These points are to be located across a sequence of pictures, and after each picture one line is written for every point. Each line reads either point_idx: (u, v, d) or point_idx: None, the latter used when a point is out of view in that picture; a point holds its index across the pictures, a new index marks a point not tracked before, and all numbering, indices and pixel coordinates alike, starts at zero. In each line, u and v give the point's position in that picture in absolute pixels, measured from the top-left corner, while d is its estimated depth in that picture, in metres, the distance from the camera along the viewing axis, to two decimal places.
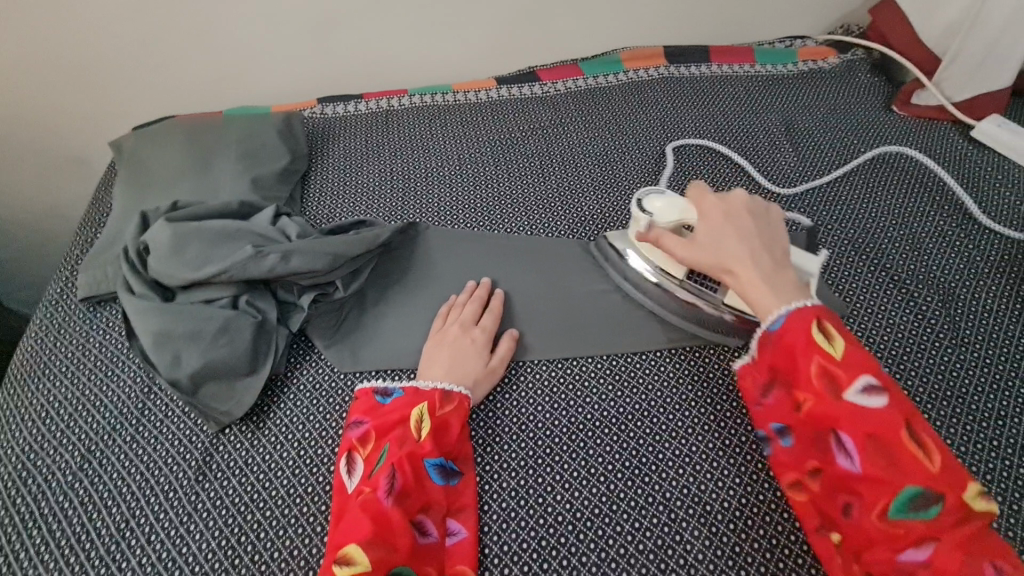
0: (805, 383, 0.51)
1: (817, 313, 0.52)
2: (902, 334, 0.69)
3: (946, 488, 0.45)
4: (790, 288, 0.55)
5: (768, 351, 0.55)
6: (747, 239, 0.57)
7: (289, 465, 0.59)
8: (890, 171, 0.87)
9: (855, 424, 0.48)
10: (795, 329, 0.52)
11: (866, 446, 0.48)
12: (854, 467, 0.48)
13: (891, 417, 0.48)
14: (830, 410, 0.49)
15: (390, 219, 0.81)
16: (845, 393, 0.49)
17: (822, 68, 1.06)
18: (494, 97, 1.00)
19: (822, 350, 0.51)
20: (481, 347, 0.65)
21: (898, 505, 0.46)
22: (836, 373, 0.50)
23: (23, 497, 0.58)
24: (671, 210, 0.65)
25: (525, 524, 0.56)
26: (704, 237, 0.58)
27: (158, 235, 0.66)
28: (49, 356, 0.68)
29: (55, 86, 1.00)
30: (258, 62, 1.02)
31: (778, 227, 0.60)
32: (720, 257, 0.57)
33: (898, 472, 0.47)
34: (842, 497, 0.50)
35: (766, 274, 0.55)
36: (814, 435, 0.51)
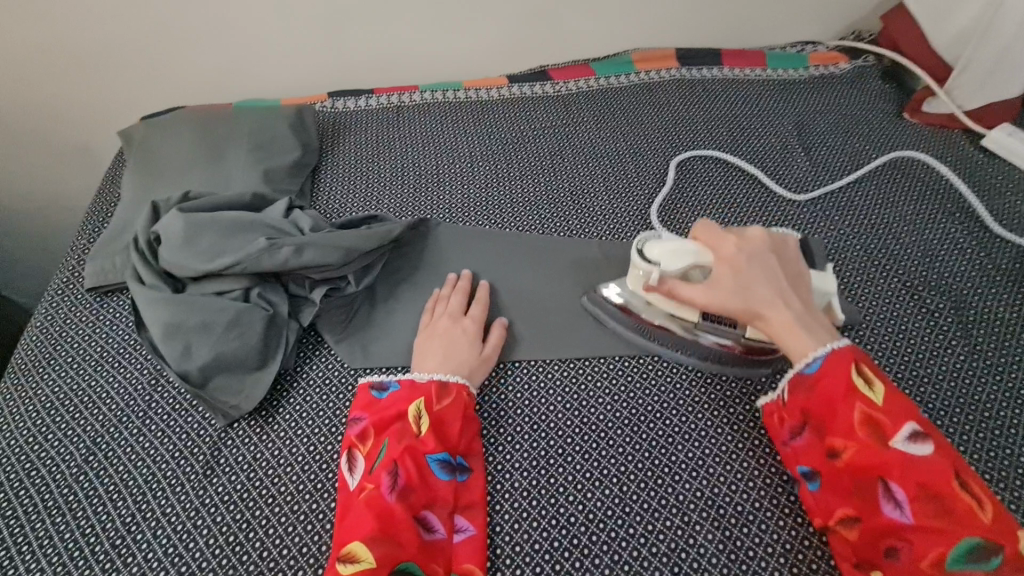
0: (844, 431, 0.52)
1: (853, 357, 0.54)
2: (915, 341, 0.69)
3: (1004, 537, 0.44)
4: (821, 328, 0.57)
5: (803, 396, 0.56)
6: (775, 282, 0.58)
7: (299, 461, 0.58)
8: (902, 178, 0.87)
9: (903, 471, 0.48)
10: (832, 376, 0.54)
11: (919, 496, 0.47)
12: (904, 516, 0.47)
13: (939, 464, 0.48)
14: (875, 456, 0.50)
15: (401, 215, 0.80)
16: (890, 440, 0.50)
17: (834, 73, 1.06)
18: (506, 95, 1.00)
19: (864, 397, 0.52)
20: (472, 337, 0.64)
21: (957, 556, 0.45)
22: (879, 420, 0.51)
23: (26, 488, 0.57)
24: (679, 257, 0.60)
25: (537, 524, 0.56)
26: (731, 281, 0.58)
27: (170, 226, 0.65)
28: (55, 345, 0.67)
29: (63, 74, 0.99)
30: (269, 54, 1.02)
31: (796, 259, 0.62)
32: (752, 302, 0.58)
33: (954, 522, 0.46)
34: (892, 548, 0.48)
35: (798, 317, 0.57)
36: (857, 483, 0.51)
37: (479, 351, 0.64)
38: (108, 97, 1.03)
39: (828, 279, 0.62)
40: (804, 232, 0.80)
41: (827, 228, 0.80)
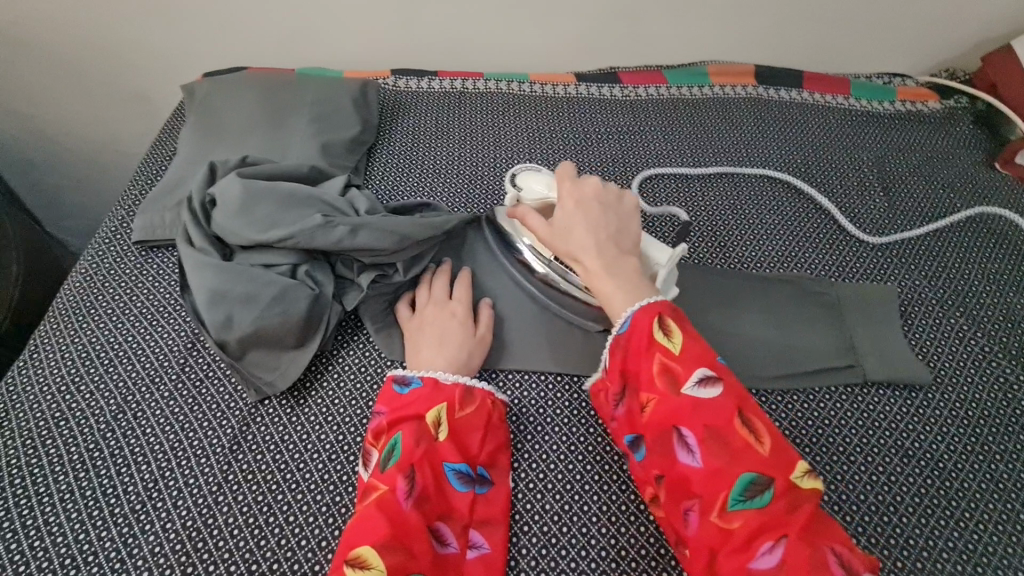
0: (648, 382, 0.52)
1: (662, 309, 0.54)
2: (988, 412, 0.64)
3: (776, 472, 0.46)
4: (631, 279, 0.56)
5: (618, 355, 0.55)
6: (595, 229, 0.58)
7: (327, 449, 0.56)
8: (988, 233, 0.81)
9: (693, 418, 0.49)
10: (640, 330, 0.53)
11: (705, 440, 0.48)
12: (696, 463, 0.48)
13: (724, 407, 0.49)
14: (672, 406, 0.50)
15: (454, 207, 0.78)
16: (682, 388, 0.50)
17: (922, 111, 0.99)
18: (573, 93, 0.96)
19: (664, 347, 0.52)
20: (462, 318, 0.62)
21: (735, 495, 0.46)
22: (675, 369, 0.51)
23: (54, 438, 0.57)
24: (537, 186, 0.66)
25: (567, 554, 0.52)
26: (560, 220, 0.60)
27: (227, 190, 0.64)
28: (96, 295, 0.67)
29: (131, 19, 0.98)
30: (337, 22, 0.99)
31: (630, 216, 0.62)
32: (572, 246, 0.58)
33: (734, 462, 0.47)
34: (685, 503, 0.49)
35: (611, 267, 0.57)
36: (657, 438, 0.51)
37: (474, 332, 0.62)
38: (173, 48, 1.02)
39: (662, 252, 0.63)
40: (876, 277, 0.75)
41: (902, 277, 0.75)
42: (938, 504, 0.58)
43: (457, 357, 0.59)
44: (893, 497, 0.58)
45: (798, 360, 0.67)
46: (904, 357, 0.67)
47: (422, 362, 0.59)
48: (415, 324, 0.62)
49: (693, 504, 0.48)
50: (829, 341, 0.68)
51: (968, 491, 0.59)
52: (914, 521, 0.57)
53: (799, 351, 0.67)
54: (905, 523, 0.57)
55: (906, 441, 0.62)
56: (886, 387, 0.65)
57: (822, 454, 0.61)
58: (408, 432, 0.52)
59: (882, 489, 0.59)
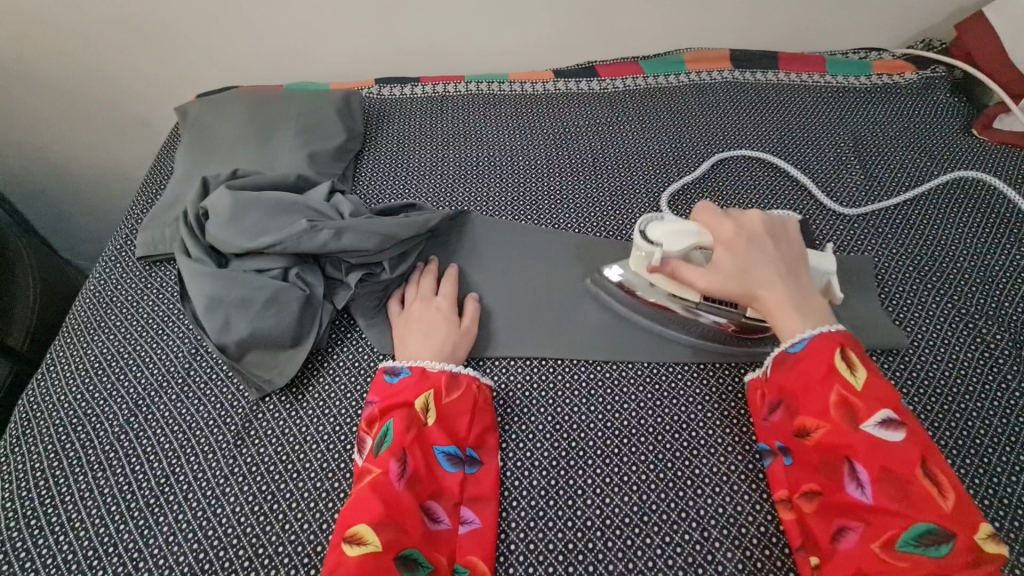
0: (819, 410, 0.53)
1: (843, 340, 0.55)
2: (965, 372, 0.65)
3: (958, 527, 0.46)
4: (817, 311, 0.59)
5: (784, 373, 0.57)
6: (773, 263, 0.60)
7: (325, 439, 0.59)
8: (966, 198, 0.82)
9: (869, 455, 0.50)
10: (817, 359, 0.55)
11: (881, 479, 0.49)
12: (867, 497, 0.49)
13: (908, 452, 0.49)
14: (845, 437, 0.51)
15: (439, 206, 0.81)
16: (862, 424, 0.51)
17: (898, 83, 1.00)
18: (551, 90, 0.99)
19: (844, 380, 0.53)
20: (447, 313, 0.65)
21: (907, 537, 0.47)
22: (855, 404, 0.52)
23: (71, 442, 0.61)
24: (680, 238, 0.63)
25: (552, 524, 0.55)
26: (731, 263, 0.60)
27: (219, 202, 0.68)
28: (105, 309, 0.71)
29: (128, 49, 1.02)
30: (322, 37, 1.03)
31: (796, 242, 0.64)
32: (752, 284, 0.59)
33: (910, 507, 0.48)
34: (843, 523, 0.50)
35: (798, 300, 0.59)
36: (822, 461, 0.53)
37: (458, 325, 0.64)
38: (167, 72, 1.07)
39: (825, 258, 0.64)
40: (853, 247, 0.77)
41: (879, 245, 0.77)
42: None
43: (443, 348, 0.62)
44: None
45: None
46: (878, 323, 0.69)
47: (409, 355, 0.62)
48: (402, 320, 0.65)
49: (854, 527, 0.50)
50: None
51: (945, 448, 0.60)
52: None
53: None
54: None
55: None
56: (864, 353, 0.67)
57: None
58: (399, 418, 0.55)
59: None
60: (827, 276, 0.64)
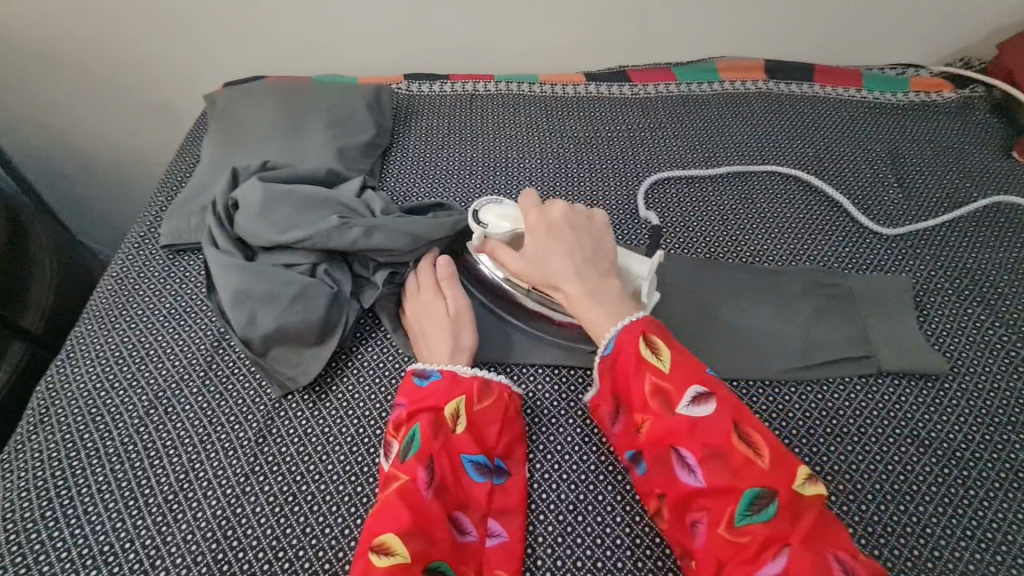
0: (639, 404, 0.53)
1: (644, 327, 0.55)
2: (1006, 402, 0.63)
3: (778, 483, 0.47)
4: (614, 298, 0.58)
5: (605, 379, 0.57)
6: (570, 253, 0.60)
7: (348, 441, 0.58)
8: (1006, 222, 0.80)
9: (690, 438, 0.50)
10: (624, 351, 0.55)
11: (704, 458, 0.49)
12: (698, 482, 0.49)
13: (719, 422, 0.50)
14: (667, 426, 0.51)
15: (467, 206, 0.79)
16: (676, 407, 0.52)
17: (936, 100, 0.98)
18: (582, 93, 0.97)
19: (652, 367, 0.53)
20: (438, 307, 0.63)
21: (741, 510, 0.47)
22: (666, 389, 0.52)
23: (91, 433, 0.60)
24: (502, 221, 0.64)
25: (582, 541, 0.53)
26: (533, 253, 0.61)
27: (249, 194, 0.67)
28: (128, 297, 0.70)
29: (157, 34, 1.02)
30: (351, 30, 1.02)
31: (602, 234, 0.63)
32: (551, 275, 0.60)
33: (735, 478, 0.48)
34: (692, 518, 0.50)
35: (593, 290, 0.58)
36: (656, 456, 0.52)
37: (450, 314, 0.62)
38: (193, 59, 1.06)
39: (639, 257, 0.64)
40: (890, 268, 0.75)
41: (916, 267, 0.75)
42: (955, 492, 0.58)
43: (445, 346, 0.60)
44: (908, 485, 0.58)
45: (810, 351, 0.67)
46: (917, 346, 0.67)
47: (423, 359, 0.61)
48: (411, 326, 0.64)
49: (700, 518, 0.49)
50: (843, 332, 0.68)
51: (987, 480, 0.58)
52: (932, 510, 0.56)
53: (813, 341, 0.68)
54: (921, 511, 0.56)
55: (922, 431, 0.61)
56: (901, 377, 0.65)
57: (837, 444, 0.61)
58: (426, 424, 0.54)
59: (897, 478, 0.58)
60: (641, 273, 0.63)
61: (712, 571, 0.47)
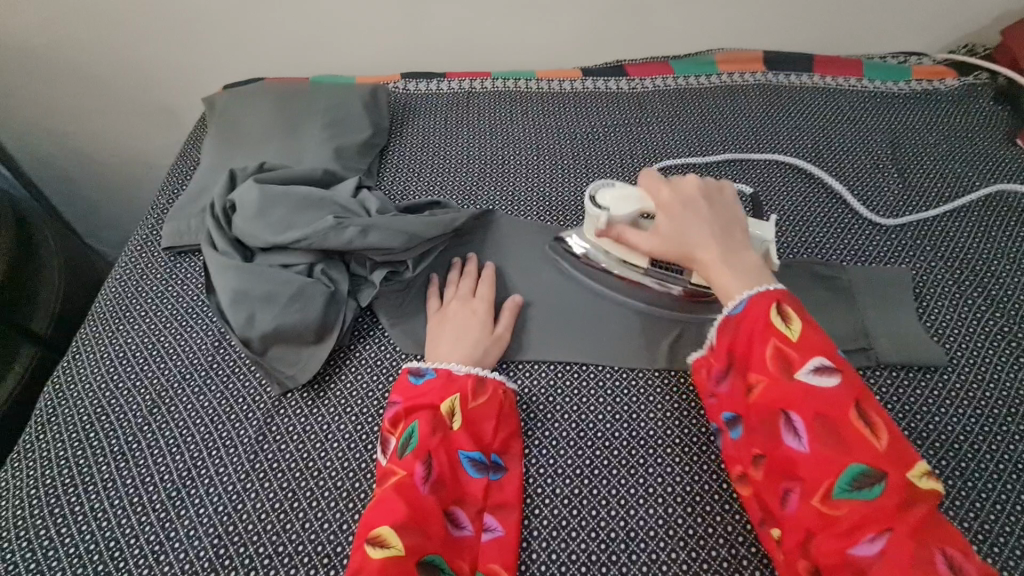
0: (757, 364, 0.52)
1: (779, 296, 0.54)
2: (1007, 394, 0.63)
3: (890, 468, 0.46)
4: (751, 265, 0.58)
5: (723, 338, 0.56)
6: (708, 225, 0.60)
7: (346, 438, 0.59)
8: (1009, 211, 0.79)
9: (805, 403, 0.49)
10: (754, 313, 0.54)
11: (817, 426, 0.48)
12: (803, 447, 0.48)
13: (841, 397, 0.49)
14: (781, 389, 0.50)
15: (464, 204, 0.80)
16: (796, 373, 0.51)
17: (938, 88, 0.97)
18: (579, 89, 0.97)
19: (779, 333, 0.52)
20: (482, 317, 0.64)
21: (842, 484, 0.46)
22: (790, 354, 0.51)
23: (96, 432, 0.61)
24: (625, 202, 0.65)
25: (575, 535, 0.54)
26: (667, 225, 0.61)
27: (246, 195, 0.68)
28: (131, 299, 0.71)
29: (159, 38, 1.03)
30: (349, 30, 1.02)
31: (732, 204, 0.63)
32: (686, 246, 0.59)
33: (845, 452, 0.47)
34: (787, 482, 0.49)
35: (729, 257, 0.58)
36: (762, 417, 0.51)
37: (492, 331, 0.64)
38: (194, 62, 1.07)
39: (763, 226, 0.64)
40: (889, 259, 0.74)
41: (916, 258, 0.74)
42: (953, 484, 0.57)
43: (470, 351, 0.61)
44: None
45: None
46: (916, 338, 0.66)
47: (440, 353, 0.61)
48: (437, 320, 0.64)
49: (797, 486, 0.48)
50: (840, 324, 0.68)
51: (984, 471, 0.58)
52: None
53: None
54: None
55: (920, 423, 0.61)
56: (900, 369, 0.65)
57: None
58: (424, 421, 0.55)
59: None
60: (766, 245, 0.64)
61: (797, 537, 0.48)
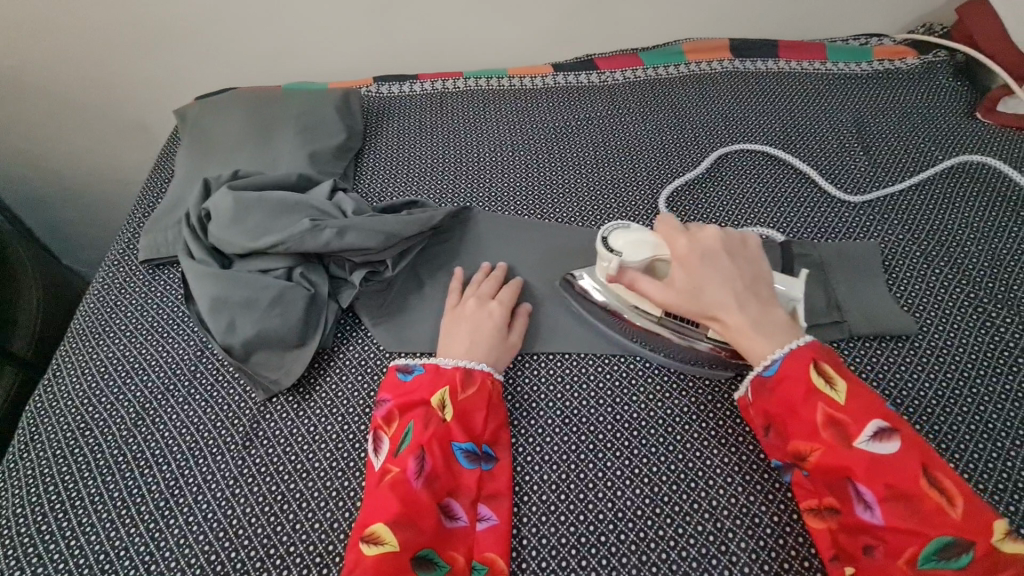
0: (809, 433, 0.51)
1: (814, 354, 0.53)
2: (976, 358, 0.65)
3: (974, 533, 0.45)
4: (779, 327, 0.56)
5: (766, 399, 0.55)
6: (730, 281, 0.58)
7: (334, 439, 0.59)
8: (971, 181, 0.81)
9: (870, 473, 0.48)
10: (795, 378, 0.53)
11: (886, 496, 0.47)
12: (875, 518, 0.47)
13: (906, 463, 0.47)
14: (841, 459, 0.49)
15: (441, 202, 0.80)
16: (855, 441, 0.49)
17: (899, 68, 0.99)
18: (551, 84, 0.98)
19: (826, 396, 0.51)
20: (499, 321, 0.64)
21: (927, 553, 0.45)
22: (842, 421, 0.50)
23: (80, 447, 0.61)
24: (640, 247, 0.61)
25: (565, 519, 0.55)
26: (685, 281, 0.59)
27: (220, 203, 0.68)
28: (109, 313, 0.71)
29: (127, 54, 1.02)
30: (318, 36, 1.02)
31: (756, 259, 0.62)
32: (707, 304, 0.58)
33: (921, 521, 0.46)
34: (864, 548, 0.48)
35: (755, 317, 0.56)
36: (826, 485, 0.50)
37: (505, 337, 0.64)
38: (165, 76, 1.06)
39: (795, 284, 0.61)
40: (858, 235, 0.76)
41: (884, 232, 0.76)
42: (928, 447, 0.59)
43: (483, 355, 0.61)
44: None
45: None
46: (886, 309, 0.68)
47: (450, 348, 0.62)
48: (452, 316, 0.65)
49: (877, 552, 0.48)
50: (814, 299, 0.70)
51: (957, 433, 0.60)
52: None
53: None
54: None
55: (894, 391, 0.63)
56: (872, 340, 0.66)
57: None
58: (418, 419, 0.56)
59: None
60: (792, 306, 0.61)
61: None
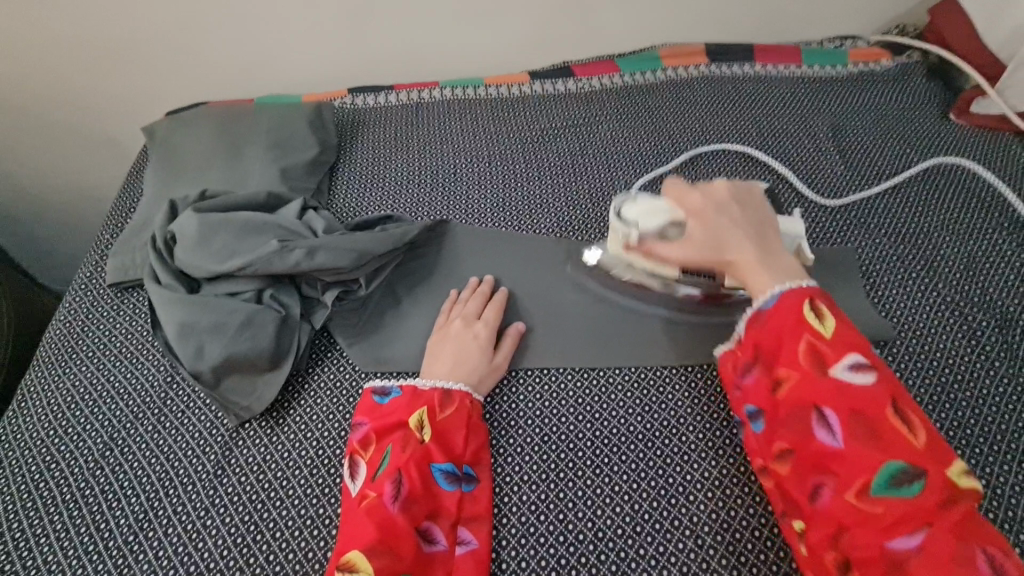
0: (789, 360, 0.52)
1: (808, 293, 0.54)
2: (953, 362, 0.65)
3: (930, 464, 0.45)
4: (788, 267, 0.57)
5: (751, 332, 0.56)
6: (744, 227, 0.59)
7: (308, 465, 0.58)
8: (945, 183, 0.81)
9: (839, 400, 0.48)
10: (784, 311, 0.54)
11: (852, 423, 0.48)
12: (837, 443, 0.47)
13: (877, 395, 0.48)
14: (815, 386, 0.50)
15: (416, 216, 0.79)
16: (831, 369, 0.50)
17: (874, 69, 1.00)
18: (527, 92, 0.97)
19: (812, 329, 0.52)
20: (484, 343, 0.63)
21: (881, 480, 0.45)
22: (824, 351, 0.50)
23: (45, 481, 0.59)
24: (654, 214, 0.63)
25: (544, 540, 0.54)
26: (703, 232, 0.59)
27: (186, 225, 0.66)
28: (76, 340, 0.69)
29: (94, 70, 1.00)
30: (291, 48, 1.01)
31: (761, 206, 0.63)
32: (724, 251, 0.58)
33: (881, 449, 0.46)
34: (817, 478, 0.48)
35: (766, 258, 0.57)
36: (791, 413, 0.51)
37: (491, 360, 0.63)
38: (134, 91, 1.04)
39: (794, 223, 0.67)
40: (834, 240, 0.76)
41: (860, 236, 0.76)
42: None
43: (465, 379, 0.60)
44: None
45: None
46: (863, 315, 0.68)
47: (434, 371, 0.61)
48: (437, 338, 0.64)
49: (827, 482, 0.48)
50: None
51: None
52: None
53: None
54: None
55: None
56: None
57: None
58: (396, 442, 0.55)
59: None
60: (798, 242, 0.67)
61: (828, 533, 0.47)
